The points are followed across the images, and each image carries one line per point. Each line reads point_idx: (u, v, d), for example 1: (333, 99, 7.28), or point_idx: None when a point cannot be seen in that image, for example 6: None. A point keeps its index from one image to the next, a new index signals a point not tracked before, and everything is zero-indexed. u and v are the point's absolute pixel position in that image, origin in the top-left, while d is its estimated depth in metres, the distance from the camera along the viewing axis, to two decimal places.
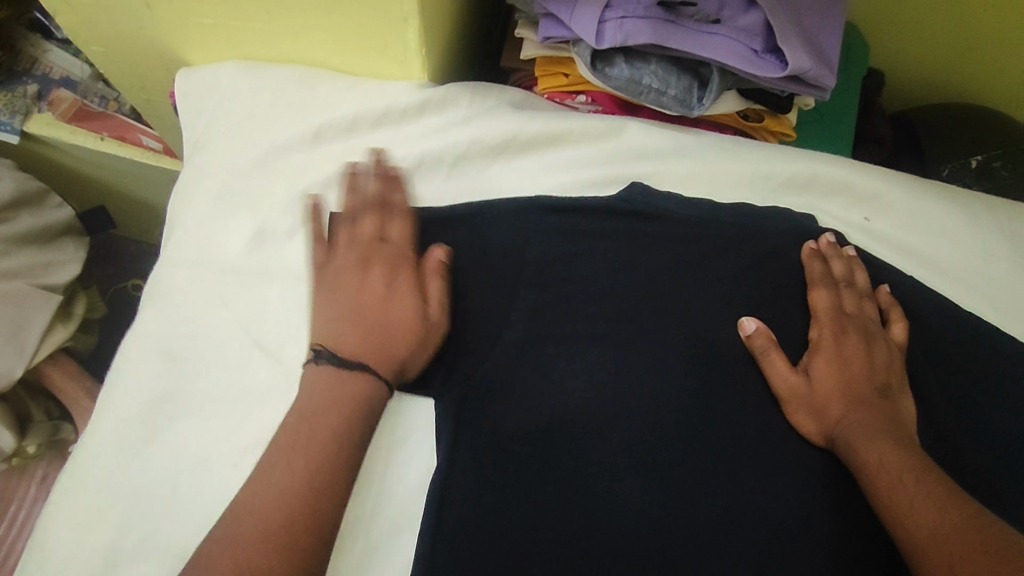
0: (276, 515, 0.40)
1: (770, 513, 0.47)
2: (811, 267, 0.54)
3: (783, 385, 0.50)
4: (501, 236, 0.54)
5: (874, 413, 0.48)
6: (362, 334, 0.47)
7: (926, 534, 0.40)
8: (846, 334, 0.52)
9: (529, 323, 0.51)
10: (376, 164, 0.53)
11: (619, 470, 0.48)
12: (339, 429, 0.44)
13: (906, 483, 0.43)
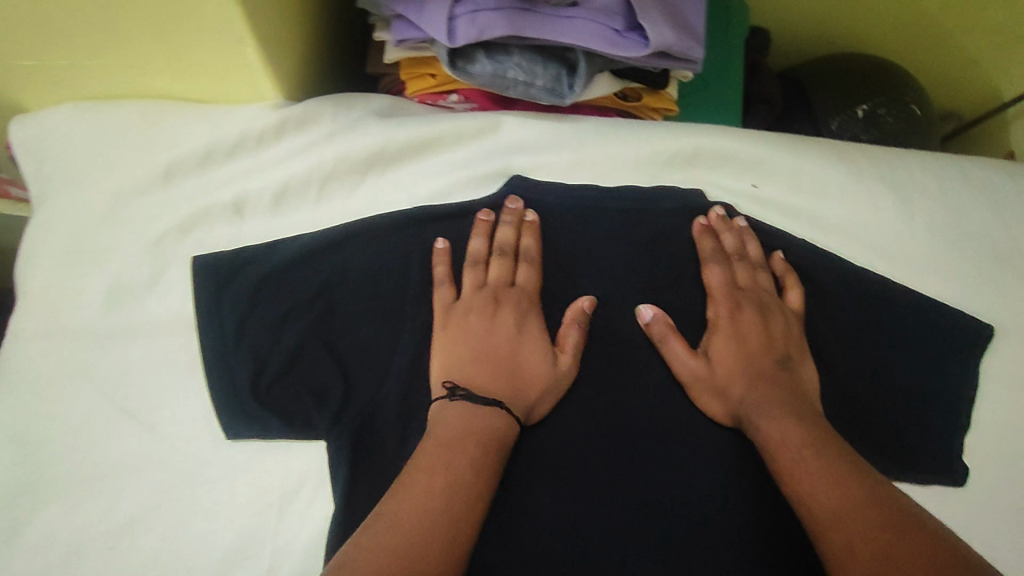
0: (421, 529, 0.37)
1: (682, 504, 0.47)
2: (703, 243, 0.54)
3: (684, 369, 0.49)
4: (381, 256, 0.51)
5: (774, 387, 0.48)
6: (496, 385, 0.47)
7: (823, 506, 0.41)
8: (743, 311, 0.52)
9: (420, 345, 0.49)
10: (513, 212, 0.53)
11: (528, 484, 0.47)
12: (472, 461, 0.42)
13: (808, 460, 0.43)
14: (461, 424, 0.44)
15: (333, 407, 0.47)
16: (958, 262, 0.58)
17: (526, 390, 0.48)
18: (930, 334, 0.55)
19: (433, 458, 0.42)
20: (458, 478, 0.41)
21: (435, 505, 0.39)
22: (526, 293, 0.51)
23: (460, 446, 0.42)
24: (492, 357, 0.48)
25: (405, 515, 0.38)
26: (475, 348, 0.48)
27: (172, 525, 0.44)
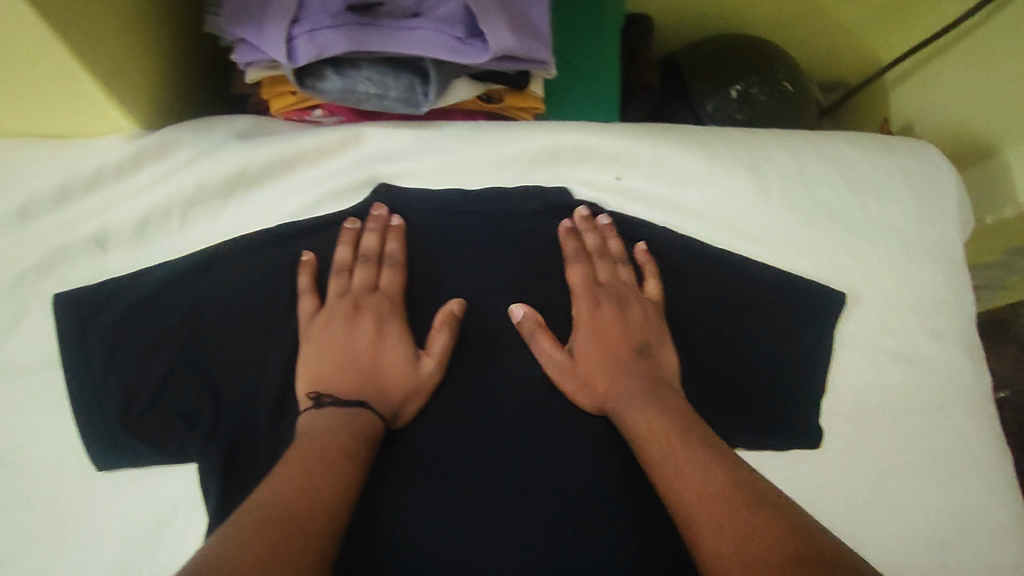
0: (299, 505, 0.39)
1: (547, 485, 0.53)
2: (567, 245, 0.57)
3: (551, 364, 0.53)
4: (247, 277, 0.53)
5: (635, 377, 0.51)
6: (362, 390, 0.49)
7: (688, 501, 0.42)
8: (603, 307, 0.55)
9: (291, 360, 0.51)
10: (375, 218, 0.55)
11: (403, 484, 0.51)
12: (346, 449, 0.45)
13: (672, 443, 0.46)
14: (334, 423, 0.46)
15: (204, 430, 0.48)
16: (811, 236, 0.61)
17: (390, 392, 0.50)
18: (783, 309, 0.59)
19: (309, 451, 0.44)
20: (334, 464, 0.43)
21: (312, 487, 0.41)
22: (389, 298, 0.53)
23: (334, 439, 0.45)
24: (357, 362, 0.50)
25: (285, 492, 0.40)
26: (338, 356, 0.50)
27: (51, 556, 0.47)
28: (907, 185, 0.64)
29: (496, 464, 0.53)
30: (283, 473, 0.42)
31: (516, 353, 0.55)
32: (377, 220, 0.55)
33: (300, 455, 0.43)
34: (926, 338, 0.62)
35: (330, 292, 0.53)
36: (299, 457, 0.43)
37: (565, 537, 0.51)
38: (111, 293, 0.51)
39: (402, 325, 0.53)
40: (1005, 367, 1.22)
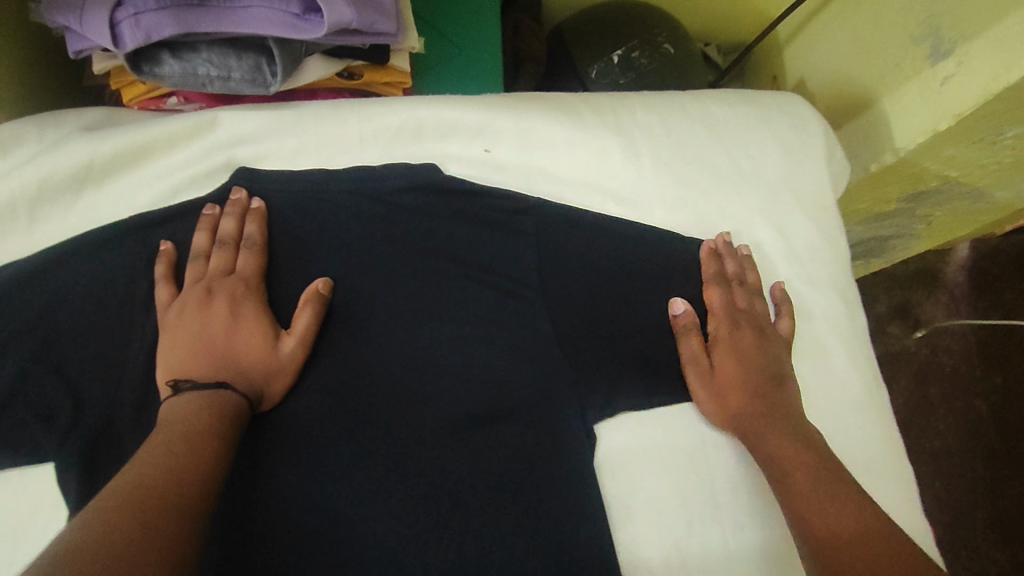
0: (171, 484, 0.40)
1: (424, 459, 0.53)
2: (709, 266, 0.60)
3: (692, 364, 0.57)
4: (102, 271, 0.52)
5: (768, 388, 0.55)
6: (218, 371, 0.48)
7: (804, 508, 0.47)
8: (728, 326, 0.58)
9: (149, 352, 0.51)
10: (235, 202, 0.55)
11: (277, 468, 0.51)
12: (211, 429, 0.45)
13: (799, 479, 0.49)
14: (197, 399, 0.46)
15: (60, 429, 0.48)
16: (684, 194, 0.62)
17: (250, 369, 0.50)
18: (654, 265, 0.60)
19: (179, 425, 0.44)
20: (203, 439, 0.44)
21: (181, 465, 0.41)
22: (247, 278, 0.52)
23: (202, 413, 0.45)
24: (214, 342, 0.49)
25: (153, 473, 0.40)
26: (196, 339, 0.49)
27: None
28: (774, 138, 0.65)
29: (373, 441, 0.53)
30: (152, 449, 0.42)
31: (388, 331, 0.56)
32: (236, 206, 0.54)
33: (168, 431, 0.44)
34: (797, 284, 0.63)
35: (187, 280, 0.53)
36: (170, 434, 0.43)
37: (442, 505, 0.53)
38: None
39: (260, 305, 0.52)
40: (930, 313, 1.26)
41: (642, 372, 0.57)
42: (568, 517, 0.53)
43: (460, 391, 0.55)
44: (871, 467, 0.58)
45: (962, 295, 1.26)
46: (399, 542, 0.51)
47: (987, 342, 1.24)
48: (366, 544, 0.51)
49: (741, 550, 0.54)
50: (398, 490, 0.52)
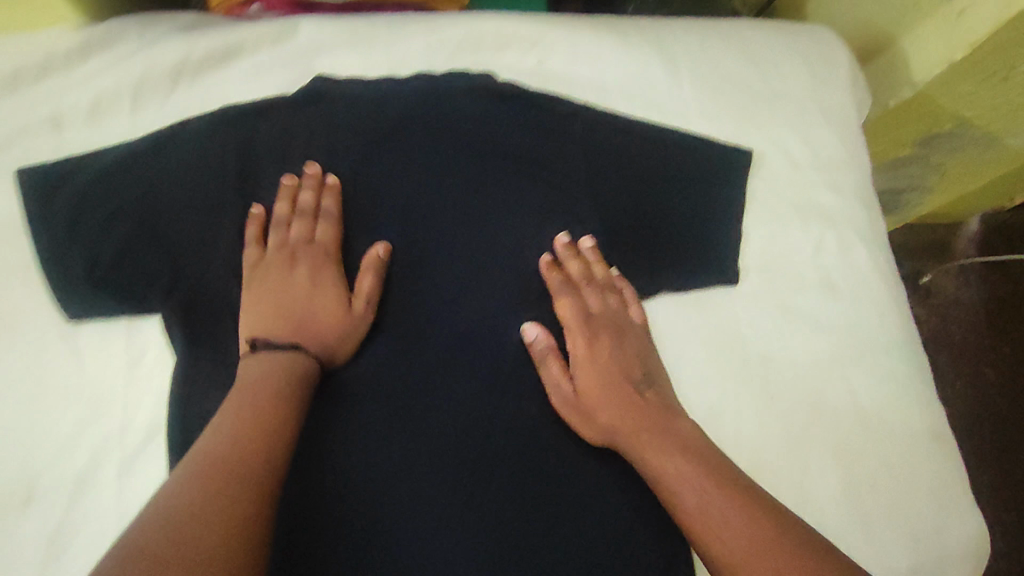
0: (227, 450, 0.42)
1: (484, 335, 0.57)
2: (551, 279, 0.58)
3: (557, 393, 0.56)
4: (188, 153, 0.56)
5: (626, 408, 0.55)
6: (295, 333, 0.52)
7: (709, 538, 0.47)
8: (603, 335, 0.58)
9: (239, 224, 0.56)
10: (313, 176, 0.57)
11: (349, 336, 0.55)
12: (274, 398, 0.47)
13: (706, 492, 0.49)
14: (268, 365, 0.49)
15: (160, 286, 0.53)
16: (720, 106, 0.67)
17: (324, 333, 0.53)
18: (697, 171, 0.64)
19: (242, 418, 0.45)
20: (269, 434, 0.44)
21: (232, 427, 0.44)
22: (326, 248, 0.56)
23: (265, 399, 0.46)
24: (290, 303, 0.53)
25: (218, 442, 0.43)
26: (277, 306, 0.53)
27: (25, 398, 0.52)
28: (803, 63, 0.70)
29: (430, 314, 0.57)
30: (210, 438, 0.43)
31: (449, 218, 0.58)
32: (309, 178, 0.57)
33: (217, 427, 0.44)
34: (826, 191, 0.66)
35: (268, 245, 0.56)
36: (228, 423, 0.44)
37: (493, 374, 0.56)
38: (65, 172, 0.55)
39: (336, 278, 0.56)
40: (941, 284, 1.30)
41: (680, 263, 0.62)
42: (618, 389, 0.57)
43: (517, 274, 0.59)
44: (902, 356, 0.61)
45: (972, 267, 1.30)
46: (462, 406, 0.54)
47: (997, 313, 1.28)
48: (423, 403, 0.54)
49: (768, 421, 0.59)
50: (453, 357, 0.56)
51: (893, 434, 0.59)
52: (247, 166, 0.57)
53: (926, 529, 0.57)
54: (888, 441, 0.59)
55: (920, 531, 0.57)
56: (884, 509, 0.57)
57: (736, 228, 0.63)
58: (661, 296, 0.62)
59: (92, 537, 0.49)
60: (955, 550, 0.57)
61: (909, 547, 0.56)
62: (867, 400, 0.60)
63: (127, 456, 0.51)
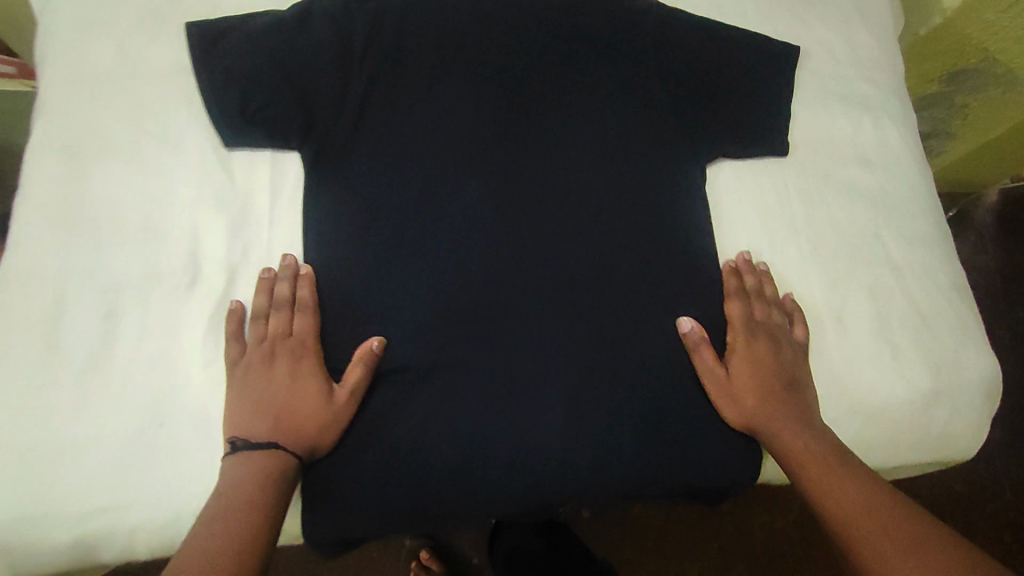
0: (226, 550, 0.46)
1: (570, 179, 0.68)
2: (727, 281, 0.67)
3: (709, 373, 0.64)
4: (324, 20, 0.66)
5: (775, 398, 0.63)
6: (284, 436, 0.55)
7: (830, 497, 0.56)
8: (759, 340, 0.65)
9: (367, 80, 0.65)
10: (285, 267, 0.60)
11: (459, 176, 0.66)
12: (268, 505, 0.51)
13: (829, 467, 0.58)
14: (255, 466, 0.53)
15: (304, 123, 0.63)
16: (773, 10, 0.77)
17: (306, 426, 0.56)
18: (753, 61, 0.73)
19: (245, 485, 0.51)
20: (260, 517, 0.49)
21: (235, 535, 0.47)
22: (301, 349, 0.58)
23: (254, 484, 0.51)
24: (281, 415, 0.56)
25: (213, 547, 0.46)
26: (263, 403, 0.56)
27: (188, 205, 0.61)
28: None
29: (526, 167, 0.68)
30: (220, 508, 0.49)
31: (541, 87, 0.70)
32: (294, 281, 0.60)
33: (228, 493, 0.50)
34: (864, 84, 0.76)
35: (246, 339, 0.59)
36: (234, 489, 0.51)
37: (578, 217, 0.67)
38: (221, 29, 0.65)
39: (316, 364, 0.58)
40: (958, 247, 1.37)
41: (738, 132, 0.71)
42: (678, 232, 0.68)
43: (597, 135, 0.69)
44: (926, 223, 0.71)
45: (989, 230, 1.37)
46: (553, 234, 0.66)
47: None
48: (521, 237, 0.66)
49: (810, 269, 0.68)
50: (546, 202, 0.67)
51: (921, 283, 0.68)
52: (375, 32, 0.66)
53: (949, 360, 0.66)
54: (918, 289, 0.68)
55: (943, 361, 0.66)
56: (911, 342, 0.66)
57: (786, 110, 0.72)
58: (720, 162, 0.71)
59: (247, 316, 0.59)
60: (973, 380, 0.66)
61: (933, 372, 0.65)
62: (898, 255, 0.69)
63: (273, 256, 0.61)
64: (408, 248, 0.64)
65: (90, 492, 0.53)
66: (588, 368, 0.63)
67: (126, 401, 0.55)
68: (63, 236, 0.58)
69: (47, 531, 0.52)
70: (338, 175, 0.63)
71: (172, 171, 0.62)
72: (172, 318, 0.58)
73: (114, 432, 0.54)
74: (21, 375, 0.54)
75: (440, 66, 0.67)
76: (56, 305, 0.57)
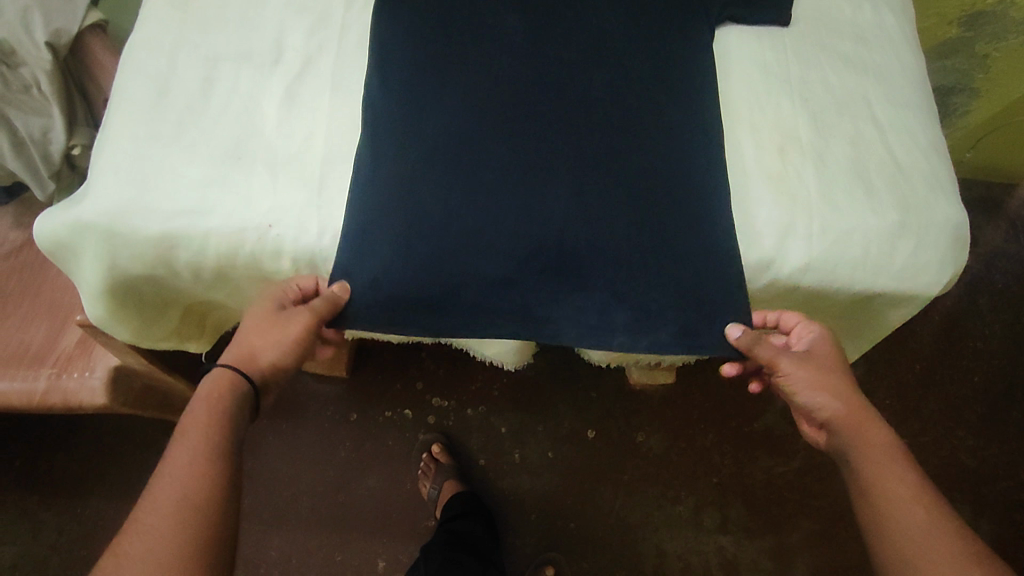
0: (191, 471, 0.57)
1: (594, 20, 0.77)
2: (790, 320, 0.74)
3: (797, 369, 0.70)
4: None
5: (862, 409, 0.69)
6: (239, 352, 0.67)
7: (889, 515, 0.61)
8: (842, 362, 0.72)
9: None
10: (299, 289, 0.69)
11: (499, 8, 0.76)
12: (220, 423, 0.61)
13: (909, 490, 0.62)
14: (210, 403, 0.62)
15: None
16: None
17: (262, 355, 0.67)
18: None
19: (197, 422, 0.61)
20: (209, 437, 0.60)
21: (196, 457, 0.58)
22: (306, 317, 0.67)
23: (205, 408, 0.62)
24: (250, 338, 0.67)
25: (179, 472, 0.57)
26: (250, 325, 0.68)
27: (279, 7, 0.75)
28: None
29: (557, 9, 0.78)
30: (165, 477, 0.57)
31: None
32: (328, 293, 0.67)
33: (173, 458, 0.58)
34: None
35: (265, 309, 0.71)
36: (190, 425, 0.61)
37: (605, 52, 0.76)
38: None
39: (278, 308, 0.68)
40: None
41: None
42: (688, 73, 0.76)
43: None
44: (912, 95, 0.79)
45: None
46: (576, 58, 0.75)
47: None
48: (549, 62, 0.75)
49: (801, 120, 0.76)
50: (573, 39, 0.76)
51: (901, 140, 0.77)
52: None
53: (919, 201, 0.74)
54: (895, 144, 0.76)
55: (914, 203, 0.74)
56: (884, 183, 0.74)
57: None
58: (727, 26, 0.80)
59: (314, 92, 0.72)
60: (940, 221, 0.73)
61: (902, 209, 0.73)
62: (883, 115, 0.78)
63: (341, 52, 0.74)
64: (448, 55, 0.73)
65: (178, 199, 0.65)
66: (592, 170, 0.71)
67: (213, 138, 0.68)
68: (180, 17, 0.73)
69: (141, 222, 0.64)
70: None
71: None
72: (258, 86, 0.71)
73: (202, 158, 0.67)
74: (138, 109, 0.68)
75: None
76: (169, 65, 0.71)
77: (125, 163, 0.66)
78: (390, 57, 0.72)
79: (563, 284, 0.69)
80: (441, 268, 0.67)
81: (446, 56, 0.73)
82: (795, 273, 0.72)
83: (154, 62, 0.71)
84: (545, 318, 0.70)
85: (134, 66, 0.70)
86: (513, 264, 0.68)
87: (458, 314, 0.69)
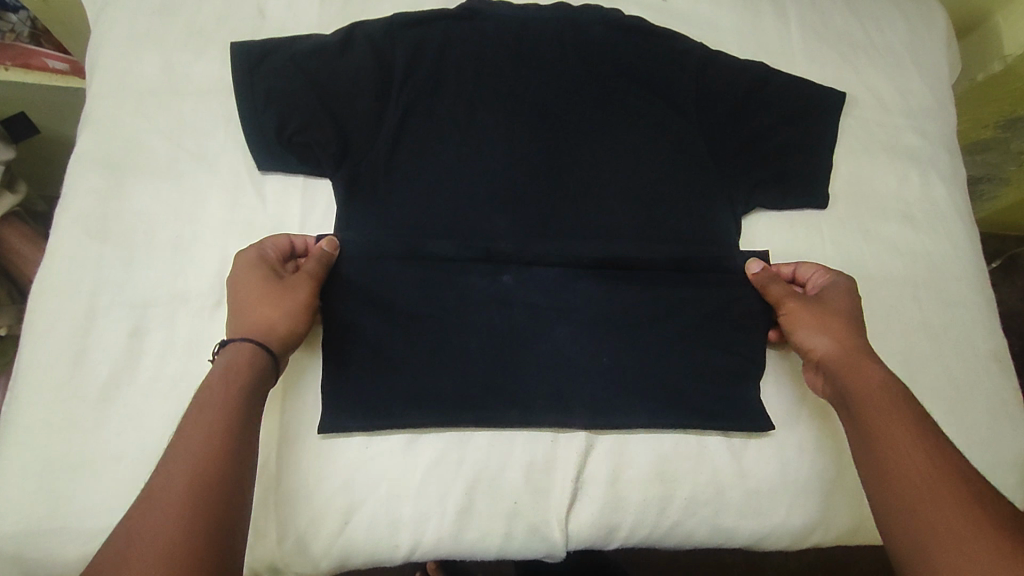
0: (203, 455, 0.45)
1: (598, 219, 0.65)
2: (803, 268, 0.65)
3: (788, 304, 0.61)
4: (357, 60, 0.64)
5: (861, 351, 0.57)
6: (249, 326, 0.53)
7: (894, 477, 0.48)
8: (856, 306, 0.61)
9: (402, 120, 0.64)
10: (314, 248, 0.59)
11: (488, 213, 0.64)
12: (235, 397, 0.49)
13: (916, 457, 0.49)
14: (223, 377, 0.50)
15: (338, 158, 0.62)
16: (823, 53, 0.74)
17: (275, 324, 0.54)
18: (799, 115, 0.70)
19: (213, 392, 0.49)
20: (232, 408, 0.48)
21: (217, 433, 0.46)
22: (309, 278, 0.57)
23: (227, 376, 0.50)
24: (251, 305, 0.54)
25: (190, 449, 0.45)
26: (244, 291, 0.55)
27: (218, 226, 0.62)
28: (901, 18, 0.77)
29: (556, 205, 0.65)
30: (175, 483, 0.43)
31: (576, 131, 0.68)
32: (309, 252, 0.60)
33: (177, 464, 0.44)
34: (913, 134, 0.73)
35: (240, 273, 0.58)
36: (207, 394, 0.49)
37: (613, 258, 0.64)
38: (263, 57, 0.64)
39: (264, 264, 0.57)
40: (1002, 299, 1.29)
41: (777, 183, 0.68)
42: (713, 283, 0.65)
43: (630, 172, 0.67)
44: (967, 289, 0.69)
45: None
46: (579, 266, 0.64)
47: None
48: (547, 282, 0.63)
49: None
50: (576, 243, 0.64)
51: (958, 351, 0.66)
52: (417, 72, 0.65)
53: (981, 435, 0.64)
54: (953, 357, 0.66)
55: (976, 437, 0.64)
56: (944, 411, 0.64)
57: (828, 168, 0.70)
58: (756, 213, 0.69)
59: None
60: (1005, 458, 0.64)
61: (964, 447, 0.63)
62: (938, 321, 0.67)
63: None
64: (435, 278, 0.61)
65: (104, 512, 0.54)
66: (602, 429, 0.61)
67: (145, 420, 0.56)
68: (96, 248, 0.60)
69: (58, 547, 0.52)
70: (361, 211, 0.62)
71: (208, 191, 0.63)
72: (198, 338, 0.59)
73: (133, 449, 0.55)
74: (48, 381, 0.56)
75: (474, 100, 0.66)
76: (87, 314, 0.58)
77: (34, 466, 0.54)
78: (360, 296, 0.60)
79: (557, 338, 0.62)
80: (425, 379, 0.60)
81: (423, 284, 0.61)
82: (842, 532, 0.62)
83: (67, 311, 0.58)
84: (555, 308, 0.62)
85: (41, 317, 0.57)
86: (494, 339, 0.61)
87: (454, 369, 0.60)
